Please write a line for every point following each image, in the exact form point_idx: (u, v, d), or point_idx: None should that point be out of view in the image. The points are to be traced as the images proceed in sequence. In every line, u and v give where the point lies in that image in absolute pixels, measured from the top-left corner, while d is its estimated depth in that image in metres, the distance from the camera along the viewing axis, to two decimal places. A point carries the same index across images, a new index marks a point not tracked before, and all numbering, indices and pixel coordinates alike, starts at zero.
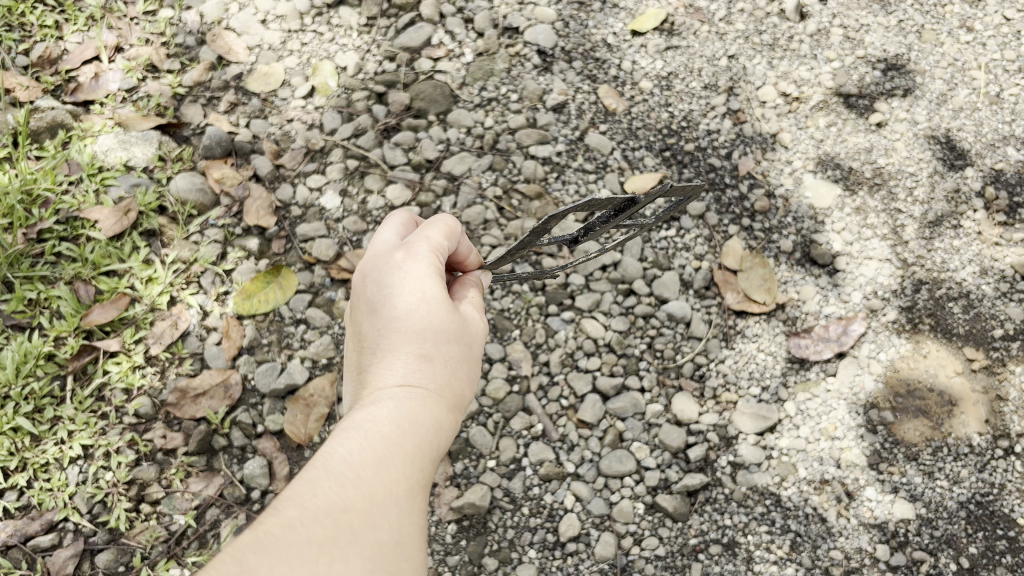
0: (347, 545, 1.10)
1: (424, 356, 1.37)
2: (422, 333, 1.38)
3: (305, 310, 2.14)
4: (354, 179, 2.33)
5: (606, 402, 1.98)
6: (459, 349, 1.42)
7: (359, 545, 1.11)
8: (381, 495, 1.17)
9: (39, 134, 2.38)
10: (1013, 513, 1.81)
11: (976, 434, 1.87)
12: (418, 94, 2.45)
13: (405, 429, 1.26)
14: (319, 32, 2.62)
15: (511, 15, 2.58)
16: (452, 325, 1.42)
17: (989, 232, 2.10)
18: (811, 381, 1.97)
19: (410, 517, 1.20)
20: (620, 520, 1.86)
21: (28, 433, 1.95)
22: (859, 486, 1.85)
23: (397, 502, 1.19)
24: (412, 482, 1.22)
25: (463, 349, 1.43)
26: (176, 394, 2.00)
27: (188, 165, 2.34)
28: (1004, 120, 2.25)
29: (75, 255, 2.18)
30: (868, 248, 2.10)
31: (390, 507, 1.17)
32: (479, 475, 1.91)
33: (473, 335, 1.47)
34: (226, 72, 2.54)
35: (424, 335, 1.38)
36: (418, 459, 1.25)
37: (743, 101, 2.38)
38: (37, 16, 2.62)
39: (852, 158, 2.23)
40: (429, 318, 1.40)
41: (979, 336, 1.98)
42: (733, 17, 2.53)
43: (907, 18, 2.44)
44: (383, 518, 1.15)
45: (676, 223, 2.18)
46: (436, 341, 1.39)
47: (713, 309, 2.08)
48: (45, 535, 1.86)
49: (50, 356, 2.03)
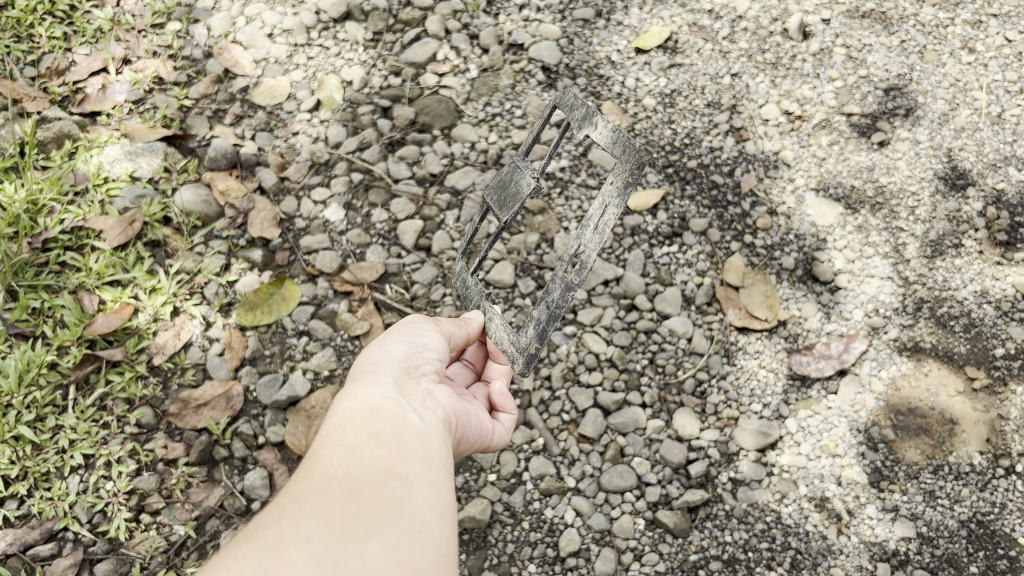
0: (294, 514, 1.00)
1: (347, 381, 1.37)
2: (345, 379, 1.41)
3: (308, 322, 2.15)
4: (358, 192, 2.35)
5: (606, 417, 1.99)
6: (376, 353, 1.42)
7: (310, 509, 1.01)
8: (321, 469, 1.08)
9: (46, 145, 2.39)
10: (1013, 533, 1.79)
11: (977, 454, 1.86)
12: (421, 108, 2.49)
13: (334, 421, 1.20)
14: (325, 46, 2.66)
15: (516, 32, 2.63)
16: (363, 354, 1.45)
17: (990, 252, 2.10)
18: (812, 399, 1.98)
19: (367, 469, 1.09)
20: (621, 536, 1.85)
21: (29, 442, 1.95)
22: (860, 503, 1.84)
23: (343, 465, 1.09)
24: (354, 444, 1.13)
25: (382, 350, 1.43)
26: (178, 404, 2.00)
27: (193, 176, 2.36)
28: (1005, 140, 2.25)
29: (80, 264, 2.19)
30: (869, 266, 2.11)
31: (337, 472, 1.08)
32: (480, 489, 1.91)
33: (386, 338, 1.47)
34: (232, 85, 2.57)
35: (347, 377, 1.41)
36: (355, 429, 1.17)
37: (746, 119, 2.39)
38: (46, 28, 2.65)
39: (854, 177, 2.24)
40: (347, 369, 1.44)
41: (980, 355, 1.97)
42: (736, 36, 2.56)
43: (910, 39, 2.46)
44: (327, 482, 1.06)
45: (677, 239, 2.21)
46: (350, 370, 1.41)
47: (715, 325, 2.10)
48: (45, 544, 1.85)
49: (53, 365, 2.03)
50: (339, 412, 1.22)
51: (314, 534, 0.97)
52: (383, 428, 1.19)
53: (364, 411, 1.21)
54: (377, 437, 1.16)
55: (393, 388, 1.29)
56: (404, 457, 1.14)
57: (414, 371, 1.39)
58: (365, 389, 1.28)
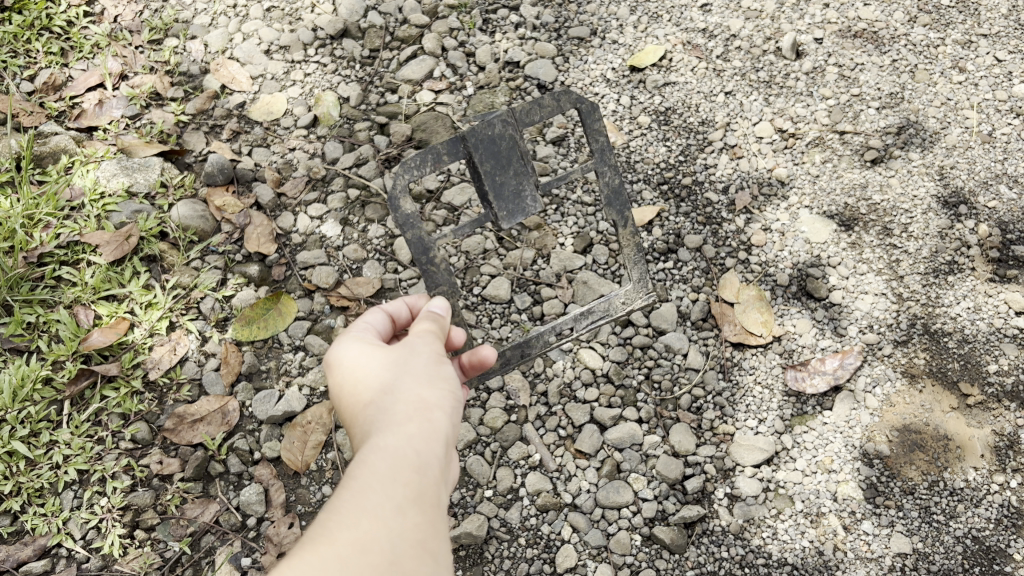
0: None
1: (384, 396, 1.17)
2: (380, 389, 1.18)
3: (304, 337, 2.16)
4: (355, 208, 2.37)
5: (604, 432, 2.00)
6: (424, 378, 1.19)
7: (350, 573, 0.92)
8: (366, 521, 0.97)
9: (42, 160, 2.39)
10: (1009, 549, 1.79)
11: (971, 470, 1.87)
12: (419, 125, 2.52)
13: (382, 458, 1.05)
14: (322, 63, 2.68)
15: (512, 50, 2.68)
16: (408, 365, 1.22)
17: (982, 269, 2.12)
18: (807, 414, 1.99)
19: (407, 535, 0.99)
20: (617, 552, 1.85)
21: (23, 457, 1.93)
22: (856, 519, 1.84)
23: (386, 523, 0.98)
24: (400, 503, 1.01)
25: (432, 373, 1.21)
26: (173, 419, 1.99)
27: (189, 191, 2.37)
28: (997, 158, 2.28)
29: (75, 279, 2.18)
30: (863, 282, 2.13)
31: (380, 531, 0.97)
32: (476, 505, 1.91)
33: (430, 359, 1.25)
34: (229, 101, 2.59)
35: (382, 388, 1.18)
36: (403, 479, 1.03)
37: (739, 137, 2.42)
38: (43, 43, 2.66)
39: (847, 195, 2.26)
40: (378, 377, 1.20)
41: (973, 371, 1.98)
42: (730, 54, 2.59)
43: (901, 58, 2.50)
44: (369, 540, 0.96)
45: (672, 255, 2.24)
46: (388, 379, 1.19)
47: (710, 341, 2.12)
48: (38, 561, 1.83)
49: (48, 380, 2.02)
50: (389, 451, 1.06)
51: None
52: (430, 486, 1.06)
53: (415, 461, 1.06)
54: (422, 498, 1.04)
55: (443, 442, 1.12)
56: (439, 530, 1.04)
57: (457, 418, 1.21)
58: (419, 431, 1.10)
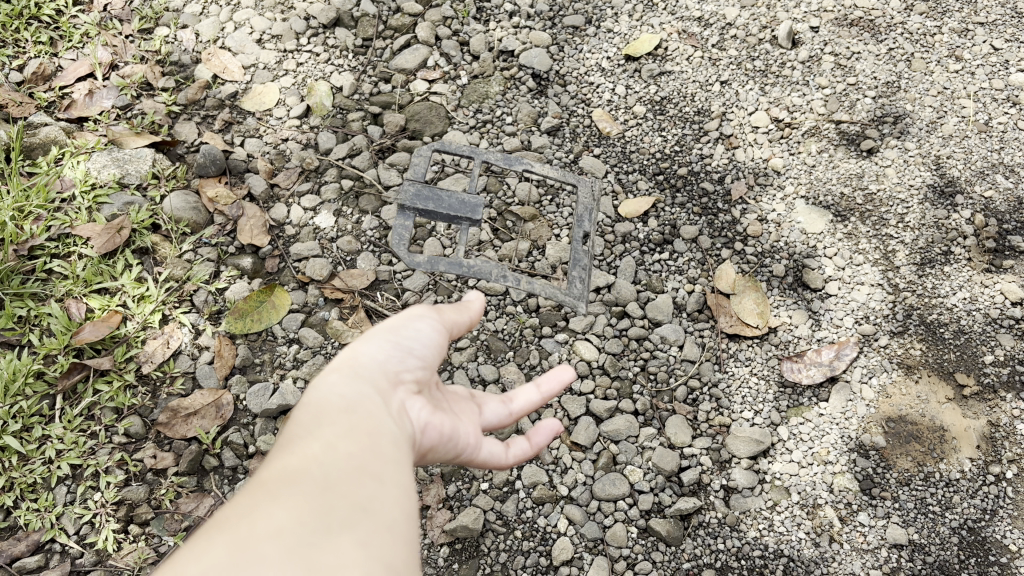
0: (267, 508, 0.95)
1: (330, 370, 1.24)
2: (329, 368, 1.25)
3: (298, 329, 2.14)
4: (349, 199, 2.36)
5: (599, 425, 1.99)
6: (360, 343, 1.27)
7: (280, 504, 0.95)
8: (294, 462, 1.02)
9: (32, 151, 2.35)
10: (1004, 539, 1.78)
11: (967, 460, 1.86)
12: (412, 114, 2.51)
13: (310, 411, 1.11)
14: (315, 52, 2.65)
15: (506, 39, 2.67)
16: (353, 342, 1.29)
17: (979, 260, 2.10)
18: (803, 406, 1.99)
19: (339, 463, 1.03)
20: (613, 544, 1.84)
21: (16, 452, 1.91)
22: (852, 510, 1.84)
23: (316, 459, 1.02)
24: (331, 437, 1.06)
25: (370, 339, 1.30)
26: (167, 413, 1.98)
27: (181, 183, 2.34)
28: (993, 148, 2.24)
29: (67, 272, 2.15)
30: (859, 272, 2.12)
31: (312, 465, 1.01)
32: (472, 498, 1.90)
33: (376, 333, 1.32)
34: (221, 91, 2.56)
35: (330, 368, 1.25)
36: (333, 423, 1.08)
37: (735, 127, 2.41)
38: (32, 33, 2.62)
39: (843, 184, 2.25)
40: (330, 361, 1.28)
41: (969, 361, 1.97)
42: (725, 43, 2.57)
43: (897, 47, 2.46)
44: (302, 474, 1.00)
45: (668, 247, 2.25)
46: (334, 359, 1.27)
47: (706, 332, 2.12)
48: (31, 556, 1.81)
49: (40, 374, 1.99)
50: (319, 402, 1.13)
51: (282, 529, 0.92)
52: (362, 423, 1.11)
53: (342, 405, 1.12)
54: (353, 432, 1.08)
55: (374, 384, 1.19)
56: (380, 457, 1.08)
57: (403, 367, 1.28)
58: (344, 377, 1.18)
